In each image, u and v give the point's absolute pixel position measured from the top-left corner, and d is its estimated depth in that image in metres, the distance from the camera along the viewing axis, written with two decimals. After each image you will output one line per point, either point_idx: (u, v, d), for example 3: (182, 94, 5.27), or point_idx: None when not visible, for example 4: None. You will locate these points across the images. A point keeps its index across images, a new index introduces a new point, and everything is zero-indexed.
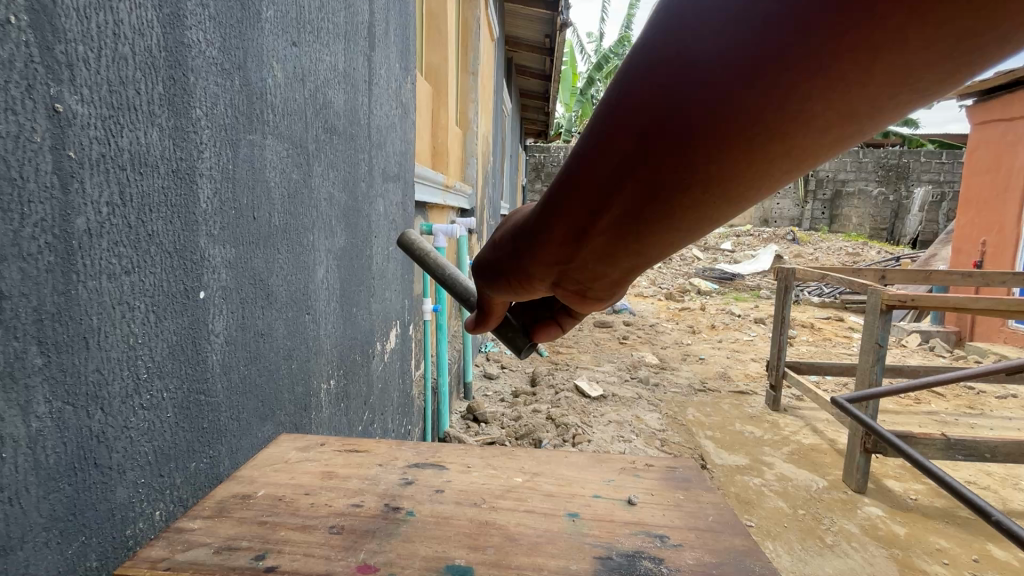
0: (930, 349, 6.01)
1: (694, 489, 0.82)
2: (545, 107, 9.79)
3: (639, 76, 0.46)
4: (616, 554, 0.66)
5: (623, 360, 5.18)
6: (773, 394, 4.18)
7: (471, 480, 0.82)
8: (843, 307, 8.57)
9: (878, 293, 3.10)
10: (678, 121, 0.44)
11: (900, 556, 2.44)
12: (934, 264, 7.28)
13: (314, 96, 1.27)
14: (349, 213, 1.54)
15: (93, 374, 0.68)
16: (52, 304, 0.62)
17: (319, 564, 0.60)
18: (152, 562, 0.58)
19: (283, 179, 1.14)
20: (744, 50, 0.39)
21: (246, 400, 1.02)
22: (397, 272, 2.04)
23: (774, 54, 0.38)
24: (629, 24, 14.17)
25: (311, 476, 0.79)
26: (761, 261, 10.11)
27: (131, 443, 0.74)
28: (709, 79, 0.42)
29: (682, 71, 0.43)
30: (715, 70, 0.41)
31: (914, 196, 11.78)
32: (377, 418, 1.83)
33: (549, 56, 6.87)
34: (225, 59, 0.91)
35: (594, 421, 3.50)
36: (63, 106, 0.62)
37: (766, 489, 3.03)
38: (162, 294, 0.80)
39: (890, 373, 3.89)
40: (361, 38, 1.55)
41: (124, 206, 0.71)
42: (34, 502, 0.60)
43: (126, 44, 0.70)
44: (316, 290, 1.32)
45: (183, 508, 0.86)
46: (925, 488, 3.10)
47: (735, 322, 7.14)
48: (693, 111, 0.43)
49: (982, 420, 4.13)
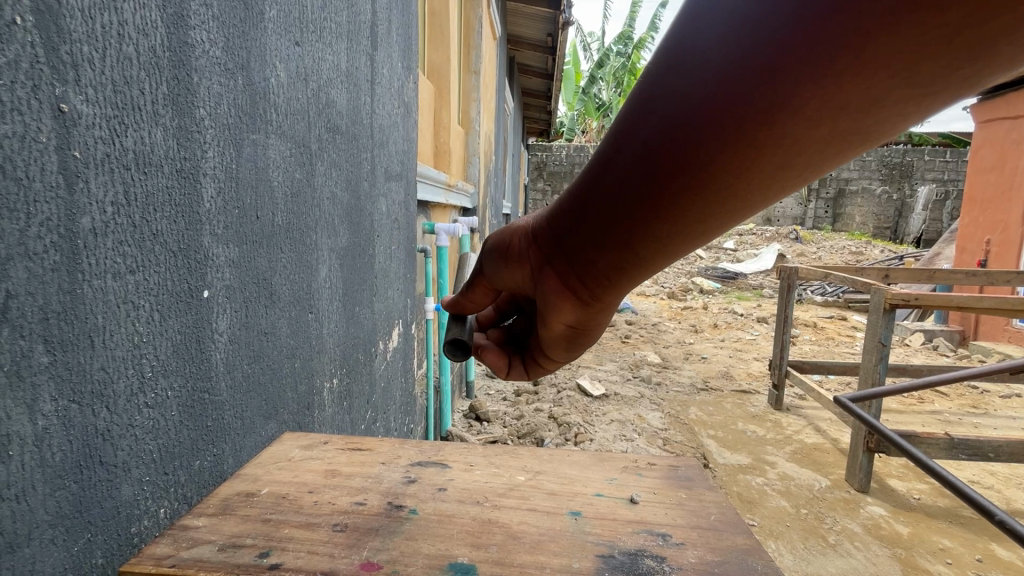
0: (934, 348, 5.98)
1: (696, 488, 0.82)
2: (547, 106, 9.77)
3: (698, 62, 0.57)
4: (618, 552, 0.66)
5: (625, 359, 5.17)
6: (776, 394, 4.17)
7: (474, 478, 0.82)
8: (847, 306, 8.54)
9: (882, 292, 3.08)
10: (724, 97, 0.56)
11: (903, 556, 2.44)
12: (938, 263, 7.24)
13: (318, 95, 1.28)
14: (353, 212, 1.54)
15: (97, 373, 0.68)
16: (58, 303, 0.62)
17: (323, 561, 0.61)
18: (157, 560, 0.58)
19: (287, 178, 1.15)
20: (789, 40, 0.50)
21: (249, 399, 1.03)
22: (399, 271, 2.05)
23: (816, 42, 0.49)
24: (631, 22, 14.13)
25: (314, 474, 0.80)
26: (764, 260, 10.08)
27: (136, 441, 0.75)
28: (756, 64, 0.53)
29: (735, 59, 0.54)
30: (763, 58, 0.52)
31: (918, 195, 11.72)
32: (380, 416, 1.83)
33: (551, 55, 6.85)
34: (229, 59, 0.92)
35: (596, 420, 3.50)
36: (68, 107, 0.62)
37: (768, 488, 3.02)
38: (167, 293, 0.80)
39: (894, 373, 3.88)
40: (363, 37, 1.55)
41: (128, 205, 0.72)
42: (41, 499, 0.61)
43: (130, 44, 0.71)
44: (319, 290, 1.33)
45: (187, 506, 0.86)
46: (928, 487, 3.09)
47: (737, 321, 7.12)
48: (741, 90, 0.55)
49: (986, 419, 4.11)
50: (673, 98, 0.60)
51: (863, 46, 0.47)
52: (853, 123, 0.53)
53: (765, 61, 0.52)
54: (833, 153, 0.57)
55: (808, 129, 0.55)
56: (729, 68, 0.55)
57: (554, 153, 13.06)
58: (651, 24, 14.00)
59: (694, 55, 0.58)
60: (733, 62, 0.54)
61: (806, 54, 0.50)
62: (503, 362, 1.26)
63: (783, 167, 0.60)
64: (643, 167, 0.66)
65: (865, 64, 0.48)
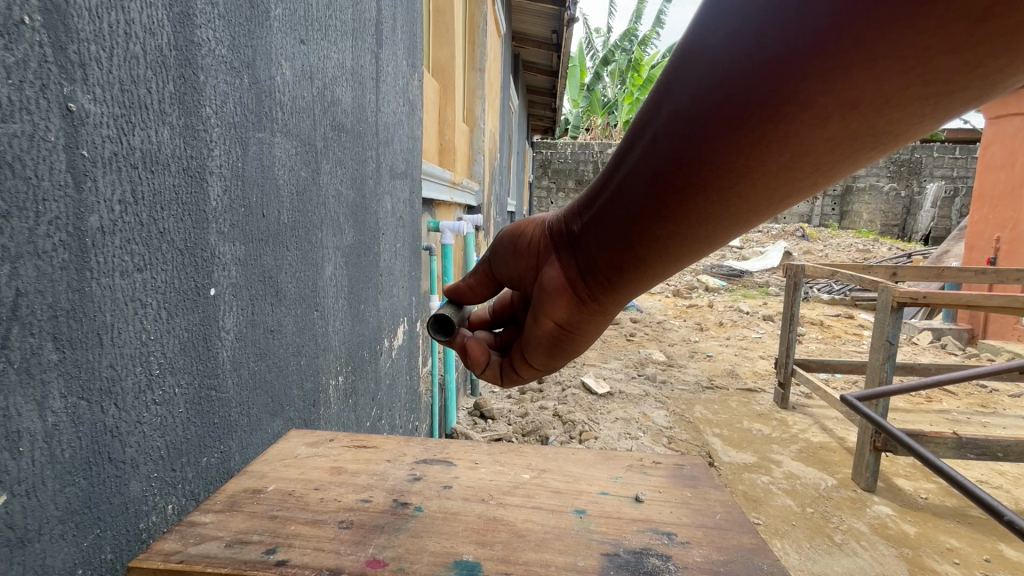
0: (942, 347, 5.93)
1: (702, 487, 0.82)
2: (552, 103, 9.75)
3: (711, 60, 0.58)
4: (623, 551, 0.66)
5: (630, 357, 5.17)
6: (782, 392, 4.16)
7: (479, 476, 0.82)
8: (854, 304, 8.49)
9: (890, 290, 3.06)
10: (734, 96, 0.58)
11: (910, 556, 2.42)
12: (946, 260, 7.18)
13: (323, 93, 1.28)
14: (358, 211, 1.55)
15: (107, 370, 0.69)
16: (67, 301, 0.63)
17: (329, 558, 0.61)
18: (166, 556, 0.59)
19: (293, 176, 1.15)
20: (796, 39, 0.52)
21: (256, 397, 1.03)
22: (404, 270, 2.05)
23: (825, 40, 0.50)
24: (637, 18, 14.07)
25: (320, 471, 0.80)
26: (771, 258, 10.03)
27: (144, 438, 0.76)
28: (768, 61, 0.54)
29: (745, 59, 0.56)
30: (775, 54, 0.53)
31: (926, 192, 11.62)
32: (385, 413, 1.84)
33: (556, 52, 6.83)
34: (234, 58, 0.92)
35: (601, 418, 3.50)
36: (76, 106, 0.63)
37: (774, 487, 3.01)
38: (174, 292, 0.81)
39: (901, 371, 3.85)
40: (369, 35, 1.56)
41: (135, 204, 0.72)
42: (50, 496, 0.61)
43: (136, 43, 0.71)
44: (324, 288, 1.34)
45: (194, 502, 0.87)
46: (936, 487, 3.07)
47: (743, 319, 7.09)
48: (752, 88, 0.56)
49: (994, 419, 4.08)
50: (684, 98, 0.62)
51: (872, 45, 0.48)
52: (865, 122, 0.54)
53: (776, 60, 0.54)
54: (845, 153, 0.58)
55: (818, 127, 0.56)
56: (744, 65, 0.56)
57: (559, 151, 13.02)
58: (656, 20, 13.91)
59: (704, 57, 0.59)
60: (746, 59, 0.56)
61: (816, 53, 0.51)
62: (484, 356, 1.21)
63: (791, 166, 0.60)
64: (657, 160, 0.68)
65: (874, 62, 0.49)
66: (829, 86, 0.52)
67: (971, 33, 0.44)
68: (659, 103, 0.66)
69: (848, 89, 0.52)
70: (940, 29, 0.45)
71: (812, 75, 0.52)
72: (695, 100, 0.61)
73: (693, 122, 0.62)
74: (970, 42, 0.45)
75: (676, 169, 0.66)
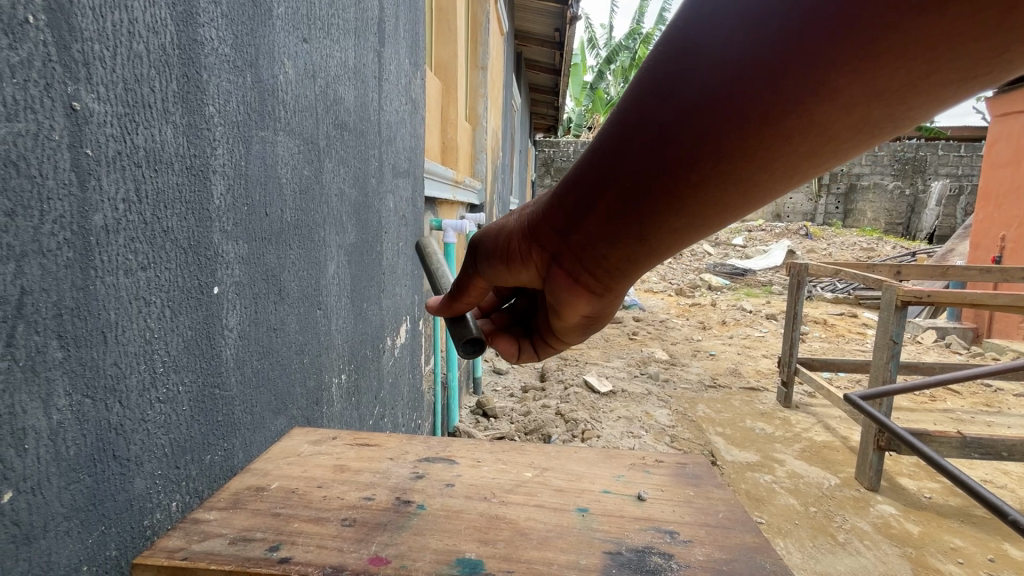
0: (946, 346, 5.90)
1: (705, 486, 0.82)
2: (554, 102, 9.73)
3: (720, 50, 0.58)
4: (625, 549, 0.66)
5: (633, 356, 5.16)
6: (786, 391, 4.14)
7: (481, 474, 0.82)
8: (857, 303, 8.45)
9: (894, 289, 3.04)
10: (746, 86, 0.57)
11: (913, 555, 2.42)
12: (951, 259, 7.13)
13: (326, 92, 1.28)
14: (361, 209, 1.55)
15: (111, 368, 0.69)
16: (71, 300, 0.63)
17: (332, 556, 0.61)
18: (170, 553, 0.59)
19: (296, 175, 1.15)
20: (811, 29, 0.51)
21: (259, 395, 1.04)
22: (406, 268, 2.05)
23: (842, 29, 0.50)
24: (639, 16, 14.00)
25: (323, 469, 0.80)
26: (774, 257, 9.99)
27: (148, 435, 0.76)
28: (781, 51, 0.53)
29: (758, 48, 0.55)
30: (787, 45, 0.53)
31: (931, 190, 11.54)
32: (388, 412, 1.84)
33: (559, 50, 6.80)
34: (237, 57, 0.92)
35: (603, 417, 3.50)
36: (80, 105, 0.63)
37: (777, 486, 3.00)
38: (178, 290, 0.81)
39: (905, 371, 3.83)
40: (371, 33, 1.55)
41: (139, 202, 0.72)
42: (56, 492, 0.62)
43: (140, 42, 0.71)
44: (327, 286, 1.34)
45: (198, 499, 0.87)
46: (940, 486, 3.06)
47: (746, 318, 7.07)
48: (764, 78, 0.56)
49: (1000, 418, 4.05)
50: (691, 89, 0.60)
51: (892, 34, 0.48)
52: (884, 110, 0.54)
53: (789, 50, 0.53)
54: (861, 141, 0.58)
55: (832, 116, 0.56)
56: (755, 55, 0.55)
57: (562, 149, 12.99)
58: (659, 17, 13.84)
59: (710, 47, 0.58)
60: (759, 49, 0.55)
61: (833, 43, 0.51)
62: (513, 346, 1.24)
63: (804, 156, 0.60)
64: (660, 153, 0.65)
65: (892, 52, 0.49)
66: (846, 76, 0.52)
67: (993, 22, 0.45)
68: (662, 91, 0.63)
69: (870, 78, 0.51)
70: (962, 19, 0.46)
71: (830, 65, 0.52)
72: (703, 91, 0.59)
73: (702, 112, 0.60)
74: (988, 33, 0.46)
75: (683, 159, 0.64)
